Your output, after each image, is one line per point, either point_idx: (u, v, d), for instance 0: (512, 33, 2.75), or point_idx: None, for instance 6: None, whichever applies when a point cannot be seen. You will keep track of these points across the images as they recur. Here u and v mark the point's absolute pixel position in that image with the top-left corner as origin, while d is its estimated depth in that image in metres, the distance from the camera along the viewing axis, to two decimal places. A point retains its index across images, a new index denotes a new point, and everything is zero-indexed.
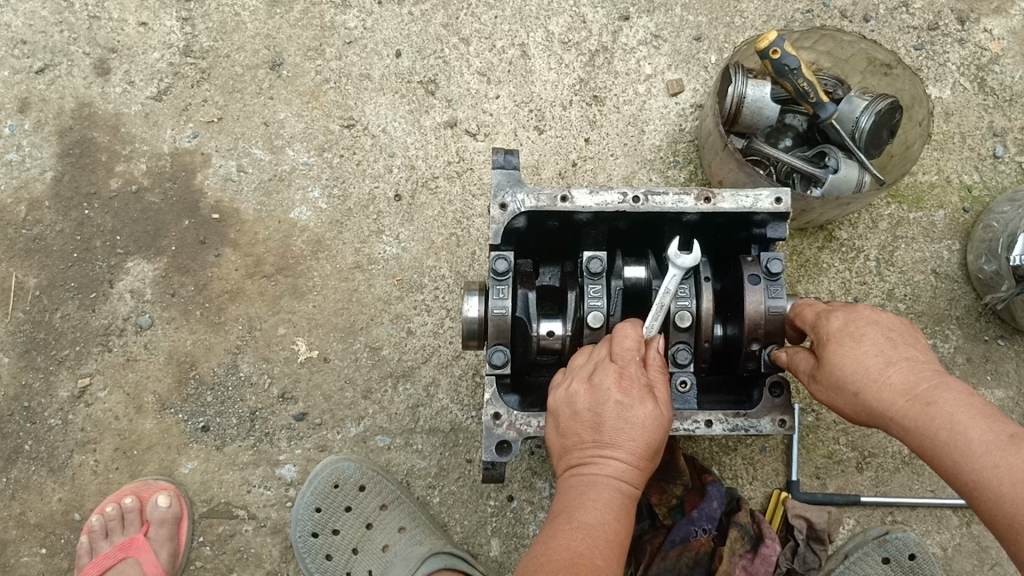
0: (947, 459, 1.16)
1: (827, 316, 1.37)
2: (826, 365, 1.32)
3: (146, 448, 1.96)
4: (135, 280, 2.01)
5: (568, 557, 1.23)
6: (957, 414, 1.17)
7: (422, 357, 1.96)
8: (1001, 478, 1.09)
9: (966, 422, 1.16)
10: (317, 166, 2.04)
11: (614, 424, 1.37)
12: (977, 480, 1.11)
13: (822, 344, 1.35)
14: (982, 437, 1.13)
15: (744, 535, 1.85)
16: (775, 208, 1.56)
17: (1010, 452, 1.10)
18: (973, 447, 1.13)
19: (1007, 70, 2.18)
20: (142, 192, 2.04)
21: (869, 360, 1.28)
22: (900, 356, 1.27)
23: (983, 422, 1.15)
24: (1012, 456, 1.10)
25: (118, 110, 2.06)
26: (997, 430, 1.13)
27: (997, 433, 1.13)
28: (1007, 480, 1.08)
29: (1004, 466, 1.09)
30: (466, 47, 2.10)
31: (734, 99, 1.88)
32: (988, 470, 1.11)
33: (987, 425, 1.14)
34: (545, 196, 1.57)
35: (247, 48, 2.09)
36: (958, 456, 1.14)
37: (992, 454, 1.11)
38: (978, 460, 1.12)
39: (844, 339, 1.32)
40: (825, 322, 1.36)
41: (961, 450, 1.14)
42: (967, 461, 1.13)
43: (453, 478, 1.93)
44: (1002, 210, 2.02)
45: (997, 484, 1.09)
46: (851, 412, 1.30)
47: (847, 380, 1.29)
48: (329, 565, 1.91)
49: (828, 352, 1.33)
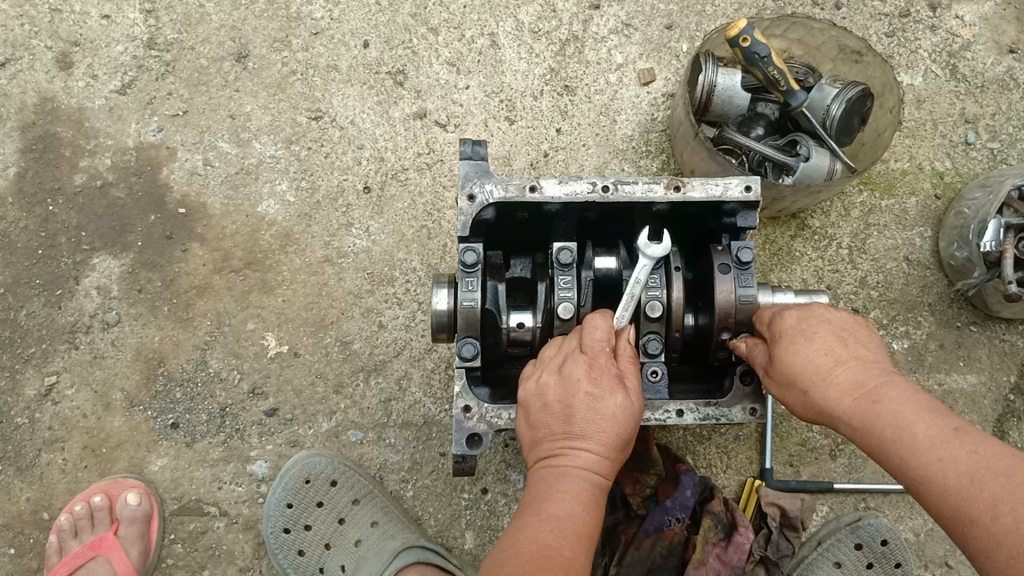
0: (894, 456, 1.14)
1: (779, 316, 1.38)
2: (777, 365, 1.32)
3: (115, 446, 1.94)
4: (101, 277, 1.98)
5: (535, 550, 1.22)
6: (903, 410, 1.15)
7: (394, 351, 1.95)
8: (946, 472, 1.06)
9: (911, 417, 1.14)
10: (284, 159, 2.02)
11: (584, 415, 1.37)
12: (923, 476, 1.09)
13: (774, 346, 1.35)
14: (926, 432, 1.11)
15: (717, 524, 1.84)
16: (745, 196, 1.55)
17: (954, 446, 1.08)
18: (919, 443, 1.11)
19: (978, 57, 2.18)
20: (107, 187, 2.01)
21: (818, 358, 1.28)
22: (849, 354, 1.27)
23: (929, 416, 1.13)
24: (957, 450, 1.07)
25: (81, 104, 2.03)
26: (942, 424, 1.11)
27: (942, 427, 1.11)
28: (953, 473, 1.05)
29: (949, 459, 1.07)
30: (435, 37, 2.09)
31: (705, 87, 1.87)
32: (933, 464, 1.08)
33: (933, 420, 1.12)
34: (513, 186, 1.56)
35: (212, 40, 2.07)
36: (904, 453, 1.12)
37: (937, 448, 1.09)
38: (923, 454, 1.10)
39: (795, 338, 1.32)
40: (778, 320, 1.37)
41: (907, 447, 1.12)
42: (912, 458, 1.11)
43: (426, 471, 1.93)
44: (973, 197, 2.02)
45: (943, 478, 1.06)
46: (803, 412, 1.29)
47: (797, 380, 1.29)
48: (302, 561, 1.89)
49: (779, 352, 1.33)
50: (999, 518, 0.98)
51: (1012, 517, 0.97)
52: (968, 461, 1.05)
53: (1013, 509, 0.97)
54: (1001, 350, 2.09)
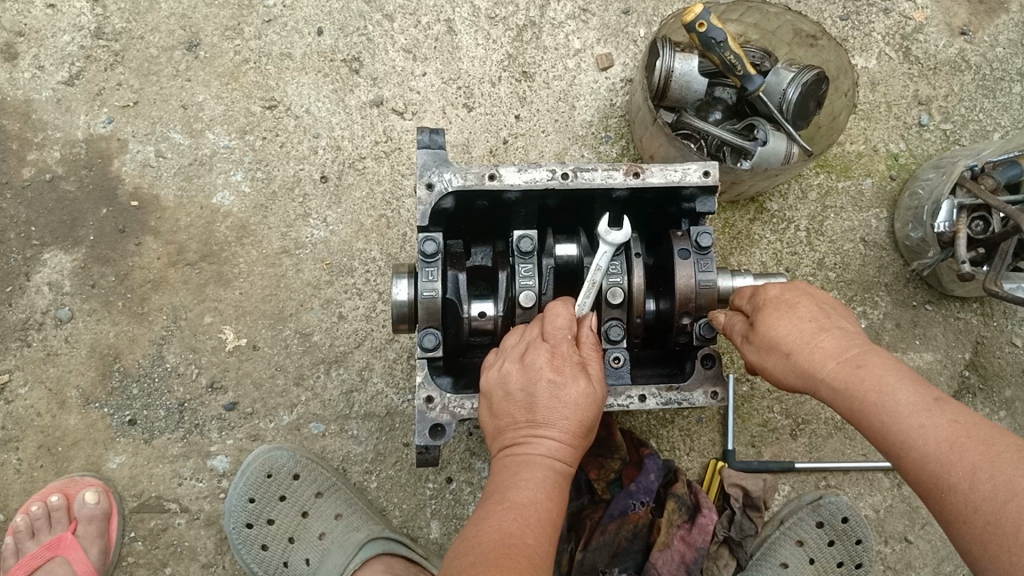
0: (875, 420, 1.13)
1: (765, 288, 1.39)
2: (758, 329, 1.32)
3: (71, 445, 1.90)
4: (52, 272, 1.94)
5: (499, 538, 1.21)
6: (885, 375, 1.15)
7: (355, 342, 1.93)
8: (927, 439, 1.06)
9: (895, 383, 1.14)
10: (238, 149, 1.99)
11: (547, 403, 1.37)
12: (903, 442, 1.09)
13: (756, 315, 1.36)
14: (908, 398, 1.11)
15: (680, 506, 1.86)
16: (703, 180, 1.56)
17: (936, 413, 1.08)
18: (900, 409, 1.11)
19: (931, 39, 2.21)
20: (57, 180, 1.96)
21: (802, 325, 1.28)
22: (831, 324, 1.28)
23: (912, 383, 1.13)
24: (938, 417, 1.07)
25: (28, 96, 1.98)
26: (922, 393, 1.11)
27: (923, 394, 1.11)
28: (933, 441, 1.06)
29: (931, 426, 1.07)
30: (390, 23, 2.07)
31: (662, 73, 1.86)
32: (914, 430, 1.08)
33: (914, 388, 1.12)
34: (472, 174, 1.55)
35: (161, 29, 2.03)
36: (884, 417, 1.12)
37: (918, 415, 1.09)
38: (904, 420, 1.10)
39: (779, 307, 1.33)
40: (761, 292, 1.37)
41: (887, 411, 1.12)
42: (894, 422, 1.11)
43: (390, 462, 1.92)
44: (927, 177, 2.05)
45: (923, 444, 1.06)
46: (779, 374, 1.29)
47: (780, 341, 1.28)
48: (265, 556, 1.87)
49: (760, 319, 1.33)
50: (977, 486, 0.99)
51: (991, 485, 0.98)
52: (950, 429, 1.05)
53: (991, 478, 0.98)
54: (956, 328, 2.13)
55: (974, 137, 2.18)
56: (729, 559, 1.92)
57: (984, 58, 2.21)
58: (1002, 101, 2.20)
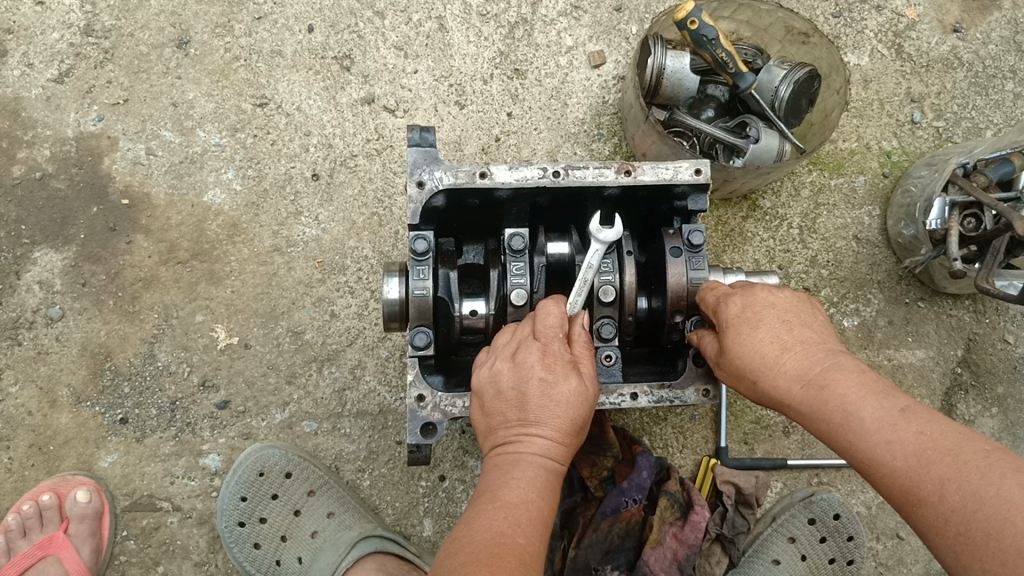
0: (844, 440, 1.15)
1: (725, 302, 1.39)
2: (726, 354, 1.34)
3: (63, 443, 1.90)
4: (43, 271, 1.93)
5: (490, 537, 1.21)
6: (848, 394, 1.16)
7: (347, 340, 1.93)
8: (895, 454, 1.07)
9: (859, 401, 1.14)
10: (229, 147, 1.99)
11: (538, 402, 1.37)
12: (873, 460, 1.10)
13: (721, 337, 1.36)
14: (873, 416, 1.12)
15: (673, 504, 1.86)
16: (695, 178, 1.56)
17: (901, 428, 1.08)
18: (867, 427, 1.12)
19: (923, 36, 2.21)
20: (47, 178, 1.96)
21: (764, 347, 1.29)
22: (794, 339, 1.28)
23: (876, 399, 1.14)
24: (903, 432, 1.08)
25: (17, 94, 1.98)
26: (889, 407, 1.12)
27: (888, 409, 1.11)
28: (901, 455, 1.06)
29: (897, 442, 1.07)
30: (381, 20, 2.06)
31: (654, 71, 1.86)
32: (881, 448, 1.09)
33: (879, 402, 1.13)
34: (463, 172, 1.54)
35: (151, 27, 2.03)
36: (853, 436, 1.13)
37: (884, 431, 1.09)
38: (870, 440, 1.10)
39: (739, 329, 1.33)
40: (723, 308, 1.37)
41: (855, 429, 1.13)
42: (861, 440, 1.12)
43: (383, 460, 1.92)
44: (919, 175, 2.05)
45: (891, 459, 1.07)
46: (753, 398, 1.32)
47: (746, 367, 1.30)
48: (258, 554, 1.88)
49: (726, 343, 1.35)
50: (946, 498, 0.99)
51: (959, 497, 0.98)
52: (915, 443, 1.06)
53: (959, 489, 0.98)
54: (948, 325, 2.13)
55: (967, 134, 2.18)
56: (722, 556, 1.91)
57: (976, 56, 2.21)
58: (994, 98, 2.20)
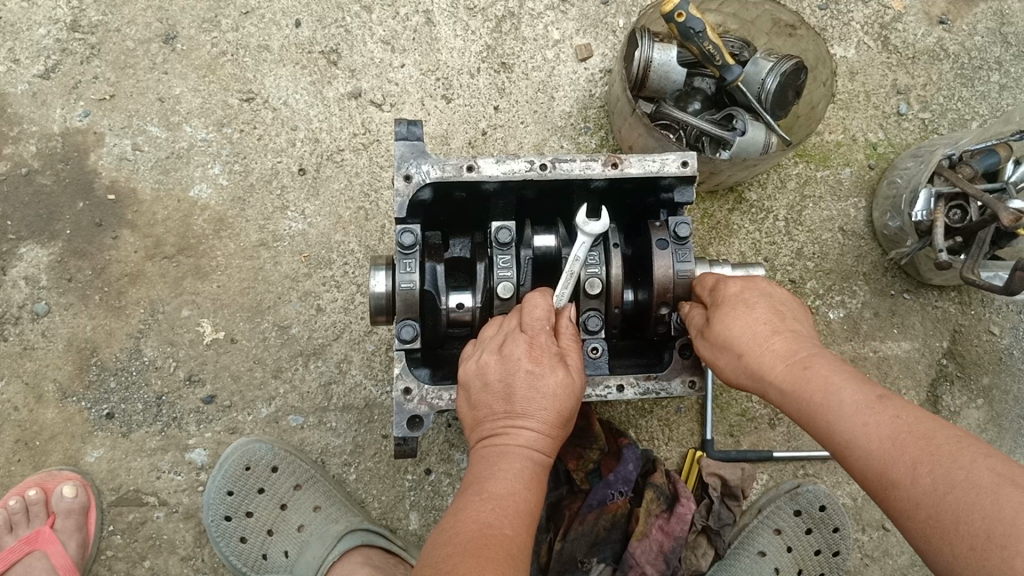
0: (820, 421, 1.15)
1: (724, 286, 1.40)
2: (714, 330, 1.34)
3: (49, 439, 1.90)
4: (28, 266, 1.93)
5: (477, 528, 1.22)
6: (830, 376, 1.16)
7: (333, 334, 1.94)
8: (869, 436, 1.07)
9: (839, 384, 1.15)
10: (216, 142, 1.99)
11: (525, 394, 1.37)
12: (847, 440, 1.10)
13: (714, 312, 1.37)
14: (851, 397, 1.12)
15: (659, 496, 1.87)
16: (682, 171, 1.56)
17: (877, 411, 1.08)
18: (844, 408, 1.12)
19: (910, 28, 2.21)
20: (33, 174, 1.96)
21: (755, 327, 1.30)
22: (785, 326, 1.29)
23: (856, 384, 1.14)
24: (880, 415, 1.07)
25: (4, 89, 1.97)
26: (866, 392, 1.12)
27: (866, 393, 1.11)
28: (875, 438, 1.06)
29: (872, 425, 1.07)
30: (368, 15, 2.06)
31: (641, 63, 1.86)
32: (856, 428, 1.09)
33: (858, 387, 1.13)
34: (451, 166, 1.54)
35: (138, 22, 2.02)
36: (828, 417, 1.13)
37: (860, 413, 1.09)
38: (847, 419, 1.10)
39: (735, 307, 1.34)
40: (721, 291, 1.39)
41: (831, 411, 1.13)
42: (838, 422, 1.12)
43: (369, 454, 1.92)
44: (905, 166, 2.06)
45: (865, 442, 1.07)
46: (734, 376, 1.32)
47: (731, 342, 1.31)
48: (245, 548, 1.88)
49: (718, 317, 1.35)
50: (919, 480, 0.99)
51: (931, 479, 0.97)
52: (890, 425, 1.05)
53: (932, 472, 0.98)
54: (934, 316, 2.14)
55: (952, 126, 2.19)
56: (708, 548, 1.92)
57: (962, 48, 2.22)
58: (980, 89, 2.20)
